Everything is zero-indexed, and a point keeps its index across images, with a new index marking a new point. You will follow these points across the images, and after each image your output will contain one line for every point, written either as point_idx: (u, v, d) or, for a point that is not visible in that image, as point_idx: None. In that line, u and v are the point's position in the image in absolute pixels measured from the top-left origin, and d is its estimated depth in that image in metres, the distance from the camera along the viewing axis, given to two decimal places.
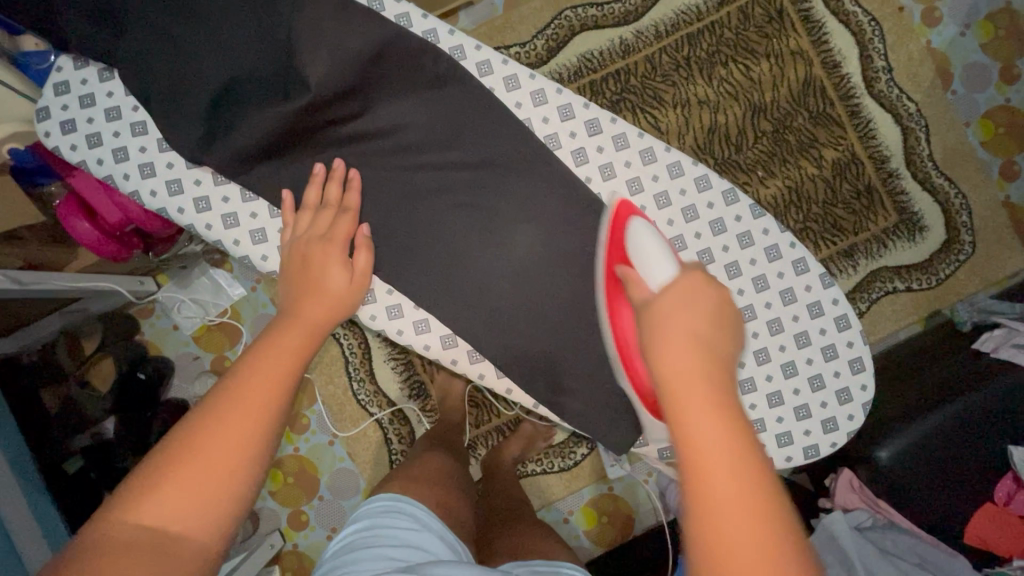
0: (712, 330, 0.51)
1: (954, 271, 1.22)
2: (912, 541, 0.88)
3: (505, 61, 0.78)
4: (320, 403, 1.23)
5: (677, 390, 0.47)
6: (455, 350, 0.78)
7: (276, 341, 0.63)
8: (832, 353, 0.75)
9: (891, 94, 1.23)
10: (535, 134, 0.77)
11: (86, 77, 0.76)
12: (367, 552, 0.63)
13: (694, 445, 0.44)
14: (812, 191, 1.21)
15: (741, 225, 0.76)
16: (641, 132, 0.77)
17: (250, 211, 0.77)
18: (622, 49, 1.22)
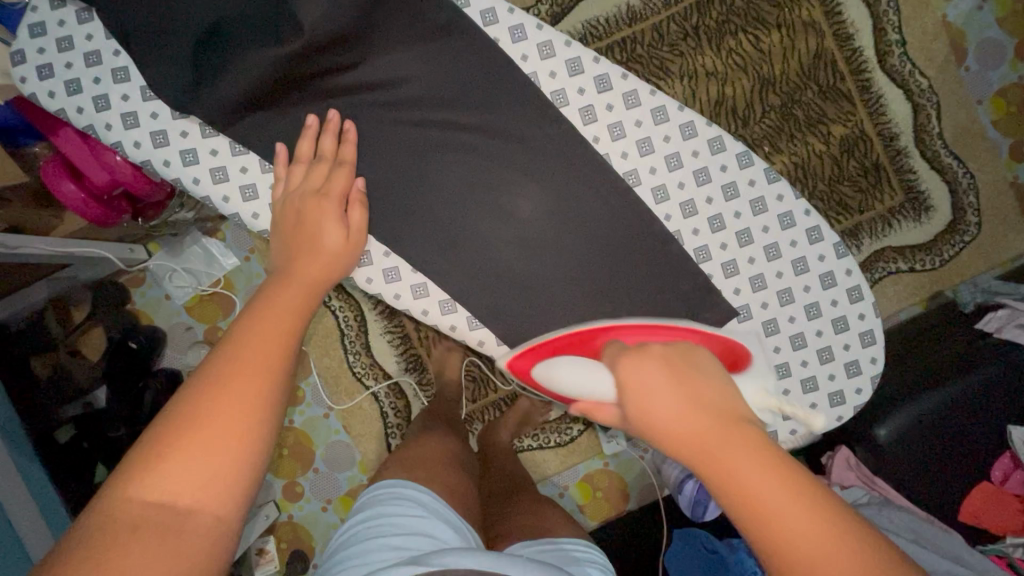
0: (684, 378, 0.49)
1: (959, 252, 1.20)
2: (908, 517, 0.84)
3: (512, 10, 0.74)
4: (316, 375, 1.22)
5: (698, 442, 0.46)
6: (454, 315, 0.76)
7: (271, 301, 0.61)
8: (843, 325, 0.74)
9: (903, 70, 1.19)
10: (541, 89, 0.73)
11: (65, 18, 0.72)
12: (376, 543, 0.61)
13: (739, 487, 0.43)
14: (818, 167, 1.19)
15: (754, 190, 0.74)
16: (653, 89, 0.74)
17: (241, 165, 0.74)
18: (629, 16, 1.18)
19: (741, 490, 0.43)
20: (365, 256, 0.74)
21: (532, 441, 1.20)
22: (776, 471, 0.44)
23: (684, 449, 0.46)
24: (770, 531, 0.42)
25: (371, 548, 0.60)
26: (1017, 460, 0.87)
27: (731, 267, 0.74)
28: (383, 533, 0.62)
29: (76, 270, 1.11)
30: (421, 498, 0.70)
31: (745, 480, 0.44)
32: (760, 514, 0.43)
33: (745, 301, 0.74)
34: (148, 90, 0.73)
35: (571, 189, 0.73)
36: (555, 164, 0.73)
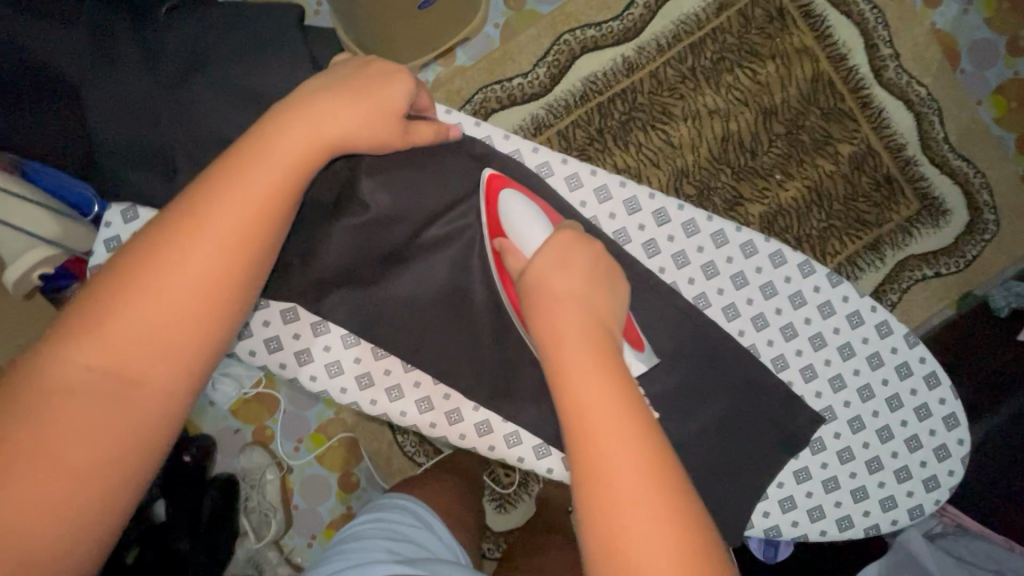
0: (595, 298, 0.54)
1: (982, 250, 1.21)
2: (988, 547, 0.84)
3: (565, 160, 0.74)
4: (366, 459, 1.23)
5: (567, 365, 0.51)
6: (550, 458, 0.74)
7: (171, 264, 0.48)
8: (925, 412, 0.73)
9: (900, 81, 1.21)
10: (603, 231, 0.73)
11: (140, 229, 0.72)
12: (365, 542, 0.67)
13: (581, 409, 0.49)
14: (832, 188, 1.21)
15: (821, 295, 0.72)
16: (709, 215, 0.73)
17: (324, 343, 0.73)
18: (626, 67, 1.21)
19: (580, 415, 0.49)
20: (455, 414, 0.74)
21: None
22: (624, 418, 0.49)
23: (553, 352, 0.52)
24: (590, 456, 0.48)
25: (365, 542, 0.67)
26: None
27: (809, 371, 0.73)
28: (380, 534, 0.70)
29: None
30: (416, 514, 0.78)
31: (586, 399, 0.49)
32: (590, 444, 0.48)
33: (827, 403, 0.73)
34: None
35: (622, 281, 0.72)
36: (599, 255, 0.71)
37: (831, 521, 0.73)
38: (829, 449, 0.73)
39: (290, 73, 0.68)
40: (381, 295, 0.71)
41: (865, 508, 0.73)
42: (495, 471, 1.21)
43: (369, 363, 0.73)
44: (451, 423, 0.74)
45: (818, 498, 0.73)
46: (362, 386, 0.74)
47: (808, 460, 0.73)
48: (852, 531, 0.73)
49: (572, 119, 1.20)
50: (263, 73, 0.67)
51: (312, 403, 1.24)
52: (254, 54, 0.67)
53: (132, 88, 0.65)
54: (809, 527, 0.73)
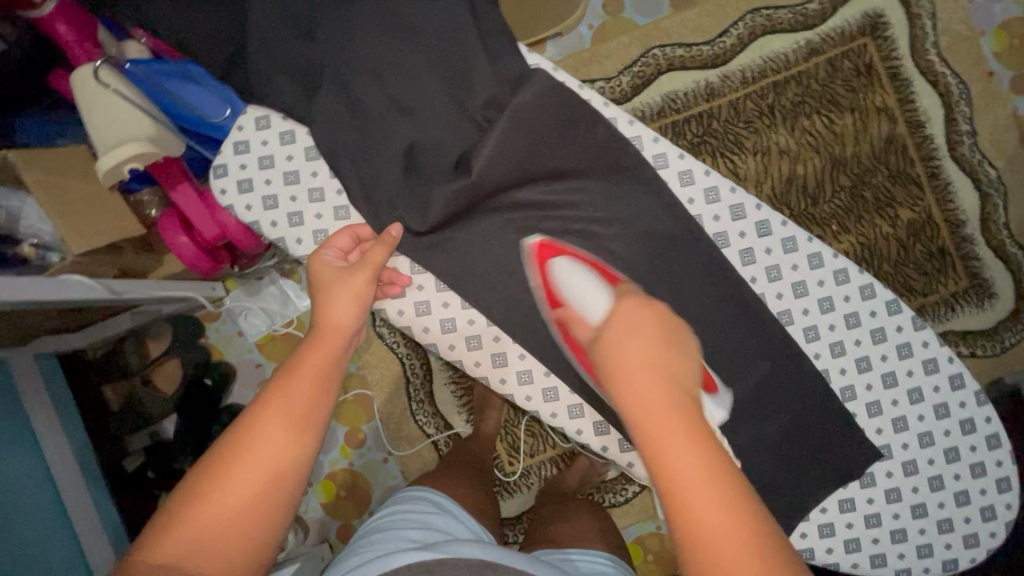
0: (670, 355, 0.50)
1: (1021, 340, 1.21)
2: None
3: (682, 155, 0.76)
4: (378, 419, 1.24)
5: (654, 437, 0.47)
6: (607, 436, 0.78)
7: (279, 390, 0.56)
8: (980, 470, 0.74)
9: (972, 159, 1.22)
10: (706, 232, 0.75)
11: (268, 138, 0.78)
12: (393, 531, 0.68)
13: (679, 496, 0.46)
14: (885, 249, 1.21)
15: (902, 336, 0.74)
16: (811, 236, 0.75)
17: (418, 284, 0.77)
18: (707, 92, 1.22)
19: (678, 492, 0.46)
20: (526, 375, 0.78)
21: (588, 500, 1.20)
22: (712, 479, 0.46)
23: (634, 422, 0.48)
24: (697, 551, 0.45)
25: (383, 536, 0.67)
26: None
27: (875, 408, 0.74)
28: (399, 525, 0.70)
29: (160, 305, 1.13)
30: (432, 502, 0.79)
31: (689, 488, 0.46)
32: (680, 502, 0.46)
33: (886, 441, 0.74)
34: (340, 210, 0.77)
35: (685, 290, 0.74)
36: (664, 255, 0.74)
37: (864, 555, 0.74)
38: (879, 486, 0.74)
39: (426, 37, 0.74)
40: (451, 250, 0.76)
41: (901, 550, 0.74)
42: (500, 457, 1.23)
43: (455, 310, 0.77)
44: (520, 382, 0.78)
45: (857, 530, 0.75)
46: (444, 330, 0.78)
47: (855, 492, 0.75)
48: (884, 570, 0.75)
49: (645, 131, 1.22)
50: (403, 33, 0.74)
51: None
52: (405, 7, 0.74)
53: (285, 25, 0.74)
54: (842, 556, 0.75)
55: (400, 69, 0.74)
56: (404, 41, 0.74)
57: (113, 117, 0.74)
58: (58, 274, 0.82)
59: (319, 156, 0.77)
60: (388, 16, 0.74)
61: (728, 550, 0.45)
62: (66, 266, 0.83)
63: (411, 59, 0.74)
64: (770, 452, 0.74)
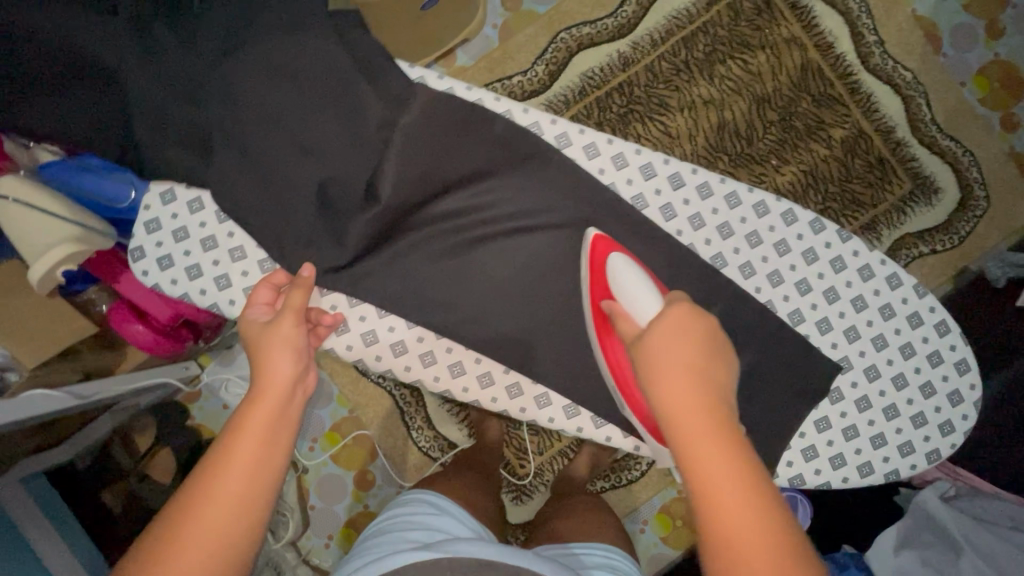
0: (698, 361, 0.55)
1: (975, 227, 1.25)
2: (1005, 505, 0.82)
3: (582, 130, 0.78)
4: (381, 456, 1.23)
5: (678, 419, 0.53)
6: (580, 418, 0.79)
7: (211, 488, 0.50)
8: (937, 359, 0.76)
9: (886, 66, 1.25)
10: (622, 197, 0.76)
11: (176, 210, 0.80)
12: (395, 534, 0.72)
13: (708, 478, 0.50)
14: (827, 171, 1.24)
15: (831, 251, 0.75)
16: (723, 177, 0.77)
17: (358, 314, 0.78)
18: (622, 62, 1.24)
19: (703, 476, 0.50)
20: (486, 377, 0.79)
21: (605, 482, 1.22)
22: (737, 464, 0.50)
23: (667, 412, 0.53)
24: (719, 532, 0.49)
25: (385, 538, 0.71)
26: None
27: (824, 324, 0.76)
28: (401, 528, 0.74)
29: (137, 397, 1.11)
30: (430, 502, 0.81)
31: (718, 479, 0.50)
32: (704, 474, 0.50)
33: (843, 353, 0.76)
34: (264, 262, 0.79)
35: (633, 255, 0.75)
36: (608, 229, 0.75)
37: (852, 467, 0.76)
38: (847, 398, 0.76)
39: (320, 73, 0.74)
40: (400, 271, 0.76)
41: (884, 454, 0.76)
42: (510, 462, 1.23)
43: (402, 332, 0.78)
44: (482, 386, 0.79)
45: (839, 446, 0.76)
46: (396, 354, 0.78)
47: (827, 410, 0.76)
48: (873, 477, 0.76)
49: (572, 113, 1.24)
50: (296, 77, 0.74)
51: (325, 403, 1.23)
52: (296, 47, 0.73)
53: (179, 90, 0.73)
54: (831, 474, 0.76)
55: (307, 112, 0.74)
56: (300, 84, 0.74)
57: (30, 226, 0.72)
58: (19, 392, 0.81)
59: (230, 217, 0.79)
60: (278, 61, 0.73)
61: (727, 496, 0.49)
62: (26, 383, 0.82)
63: (313, 99, 0.74)
64: (754, 390, 0.75)
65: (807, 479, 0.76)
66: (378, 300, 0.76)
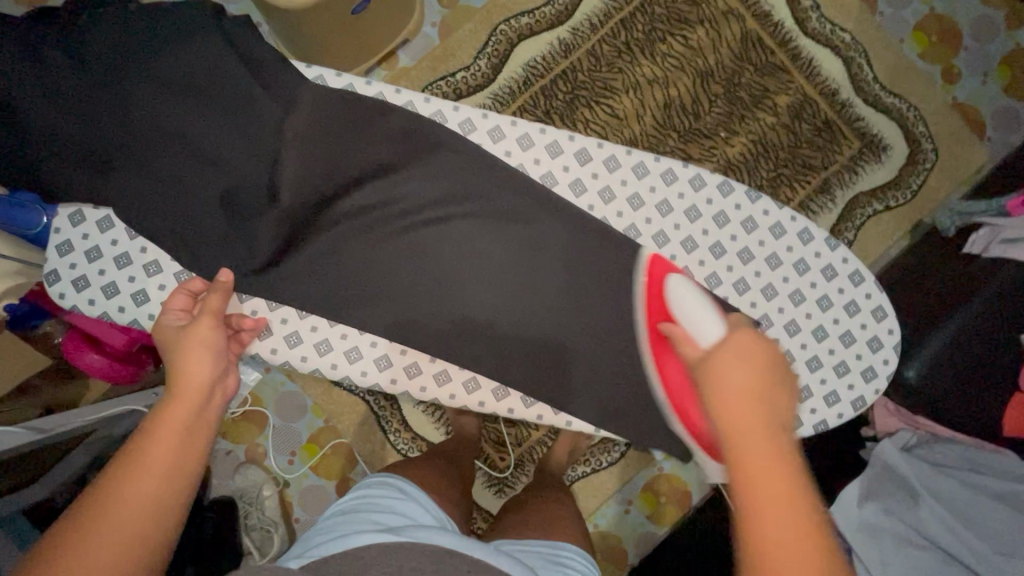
0: (764, 386, 0.52)
1: (925, 180, 1.26)
2: (961, 449, 0.89)
3: (485, 114, 0.79)
4: (362, 462, 1.23)
5: (735, 438, 0.50)
6: (539, 406, 0.79)
7: (122, 488, 0.50)
8: (854, 308, 0.78)
9: (825, 30, 1.27)
10: (530, 177, 0.78)
11: (87, 230, 0.78)
12: (358, 517, 0.72)
13: (756, 507, 0.46)
14: (776, 139, 1.25)
15: (742, 212, 0.78)
16: (629, 149, 0.79)
17: (312, 326, 0.78)
18: (563, 49, 1.25)
19: (754, 505, 0.46)
20: (443, 374, 0.79)
21: (585, 467, 1.23)
22: (777, 458, 0.48)
23: (722, 417, 0.52)
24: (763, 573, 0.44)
25: (351, 517, 0.72)
26: None
27: (741, 285, 0.78)
28: (365, 510, 0.73)
29: None
30: (399, 487, 0.81)
31: (770, 513, 0.45)
32: (754, 505, 0.46)
33: (763, 311, 0.78)
34: (181, 274, 0.78)
35: (571, 237, 0.77)
36: (548, 214, 0.76)
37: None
38: None
39: (246, 87, 0.75)
40: (343, 274, 0.76)
41: (811, 406, 0.78)
42: (490, 456, 1.23)
43: (326, 331, 0.78)
44: (410, 376, 0.79)
45: None
46: (352, 360, 0.78)
47: None
48: (803, 430, 0.78)
49: (518, 104, 1.24)
50: (222, 93, 0.75)
51: (300, 415, 1.24)
52: (222, 63, 0.75)
53: (103, 114, 0.73)
54: None
55: (240, 125, 0.75)
56: (227, 99, 0.75)
57: None
58: None
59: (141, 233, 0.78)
60: (204, 78, 0.74)
61: (776, 530, 0.45)
62: None
63: (242, 112, 0.75)
64: None
65: None
66: (325, 307, 0.76)
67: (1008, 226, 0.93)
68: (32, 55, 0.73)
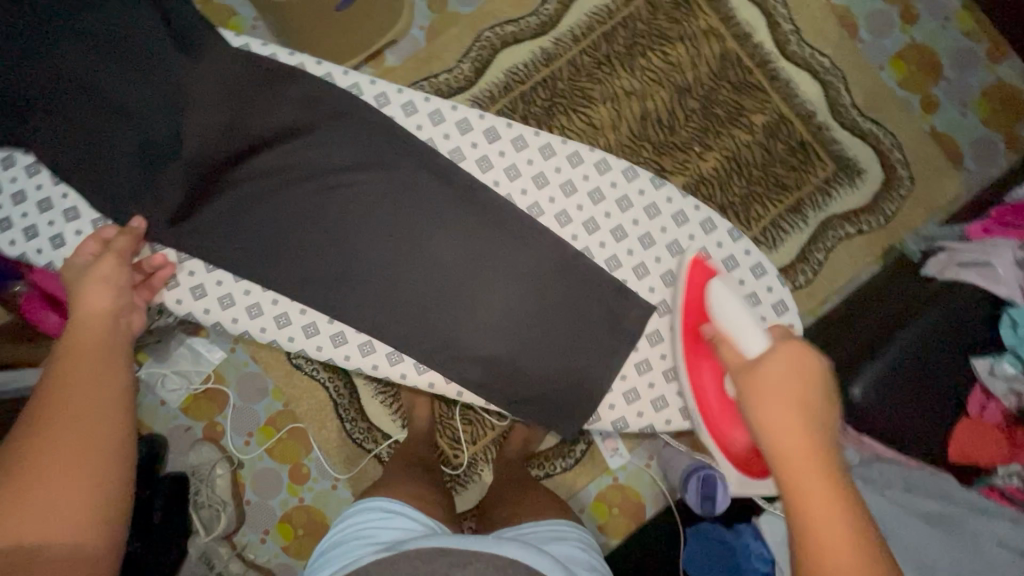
0: (808, 389, 0.58)
1: (900, 207, 1.26)
2: (897, 467, 0.89)
3: (399, 89, 0.82)
4: (316, 449, 1.24)
5: (778, 434, 0.55)
6: (430, 373, 0.79)
7: (64, 388, 0.61)
8: (756, 299, 0.81)
9: (804, 54, 1.28)
10: (438, 151, 0.80)
11: (15, 175, 0.81)
12: (354, 545, 0.72)
13: (799, 492, 0.52)
14: (749, 156, 1.26)
15: (645, 197, 0.81)
16: (537, 130, 0.81)
17: (215, 279, 0.79)
18: (544, 57, 1.28)
19: (800, 491, 0.52)
20: (339, 336, 0.80)
21: (539, 471, 1.21)
22: (815, 451, 0.54)
23: (765, 416, 0.57)
24: (813, 551, 0.50)
25: (349, 546, 0.72)
26: (989, 391, 0.87)
27: (641, 269, 0.81)
28: (359, 537, 0.73)
29: None
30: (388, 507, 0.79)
31: (817, 501, 0.51)
32: (798, 490, 0.52)
33: (661, 296, 0.81)
34: (97, 222, 0.80)
35: (508, 229, 0.79)
36: (489, 204, 0.79)
37: (674, 410, 0.80)
38: (667, 339, 0.81)
39: (207, 63, 0.78)
40: (287, 250, 0.79)
41: None
42: (444, 453, 1.23)
43: (229, 286, 0.79)
44: (307, 335, 0.79)
45: (660, 387, 0.81)
46: (251, 316, 0.79)
47: (647, 352, 0.80)
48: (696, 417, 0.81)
49: (496, 108, 1.27)
50: (184, 66, 0.78)
51: (260, 396, 1.25)
52: (191, 40, 0.78)
53: (76, 84, 0.78)
54: (654, 416, 0.80)
55: (195, 95, 0.78)
56: (189, 71, 0.78)
57: None
58: None
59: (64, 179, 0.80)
60: (170, 52, 0.78)
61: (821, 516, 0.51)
62: None
63: (202, 84, 0.78)
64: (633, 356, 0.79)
65: (627, 419, 0.81)
66: (267, 277, 0.78)
67: (965, 250, 0.91)
68: (18, 25, 0.78)
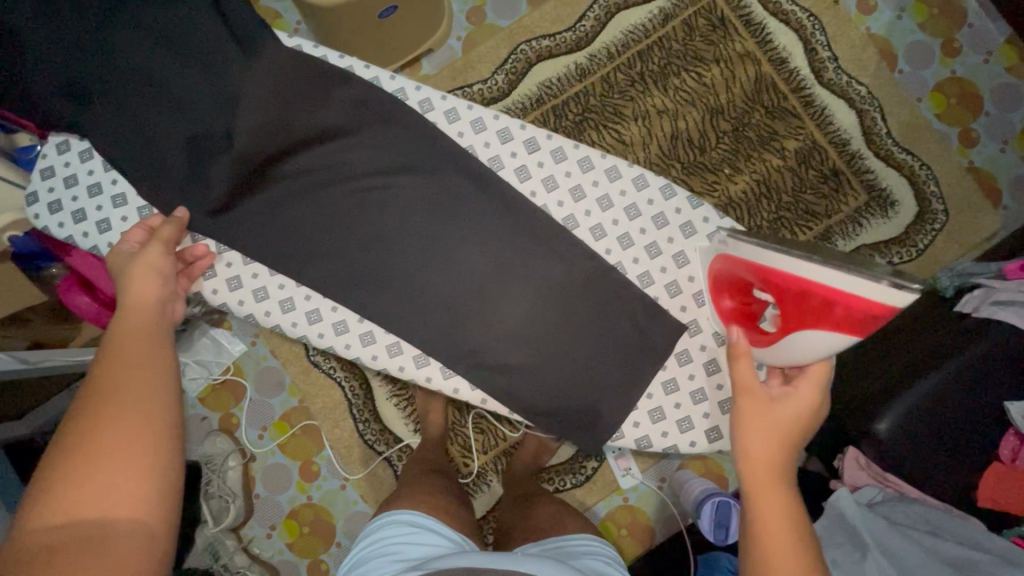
0: (789, 405, 0.66)
1: (934, 240, 1.23)
2: (924, 510, 0.85)
3: (444, 96, 0.83)
4: (328, 448, 1.24)
5: (751, 431, 0.65)
6: (456, 378, 0.80)
7: (117, 372, 0.62)
8: None
9: (840, 81, 1.27)
10: (476, 158, 0.81)
11: (69, 159, 0.84)
12: (380, 560, 0.70)
13: (757, 477, 0.63)
14: (780, 181, 1.25)
15: (681, 217, 0.81)
16: (577, 144, 0.82)
17: (251, 272, 0.81)
18: (578, 73, 1.29)
19: (757, 478, 0.63)
20: (368, 336, 0.80)
21: (549, 485, 1.19)
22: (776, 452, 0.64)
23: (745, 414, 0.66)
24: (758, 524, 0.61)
25: (377, 559, 0.71)
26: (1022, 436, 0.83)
27: (673, 288, 0.80)
28: (387, 551, 0.72)
29: None
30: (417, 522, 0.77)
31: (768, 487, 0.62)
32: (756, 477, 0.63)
33: (693, 316, 0.80)
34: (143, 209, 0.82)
35: (534, 240, 0.79)
36: (518, 214, 0.80)
37: (699, 432, 0.79)
38: (696, 360, 0.80)
39: (254, 62, 0.80)
40: (317, 248, 0.80)
41: None
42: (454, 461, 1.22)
43: (265, 279, 0.81)
44: (337, 333, 0.80)
45: (686, 409, 0.79)
46: (285, 310, 0.80)
47: (675, 371, 0.79)
48: (722, 441, 0.79)
49: (528, 120, 1.28)
50: (231, 65, 0.80)
51: (277, 391, 1.26)
52: (240, 41, 0.81)
53: (126, 76, 0.81)
54: (679, 437, 0.79)
55: (242, 95, 0.80)
56: (235, 70, 0.80)
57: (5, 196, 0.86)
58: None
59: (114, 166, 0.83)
60: (220, 51, 0.80)
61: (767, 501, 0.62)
62: None
63: (248, 83, 0.80)
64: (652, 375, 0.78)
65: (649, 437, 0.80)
66: (295, 273, 0.80)
67: (1003, 288, 0.89)
68: (77, 17, 0.81)
